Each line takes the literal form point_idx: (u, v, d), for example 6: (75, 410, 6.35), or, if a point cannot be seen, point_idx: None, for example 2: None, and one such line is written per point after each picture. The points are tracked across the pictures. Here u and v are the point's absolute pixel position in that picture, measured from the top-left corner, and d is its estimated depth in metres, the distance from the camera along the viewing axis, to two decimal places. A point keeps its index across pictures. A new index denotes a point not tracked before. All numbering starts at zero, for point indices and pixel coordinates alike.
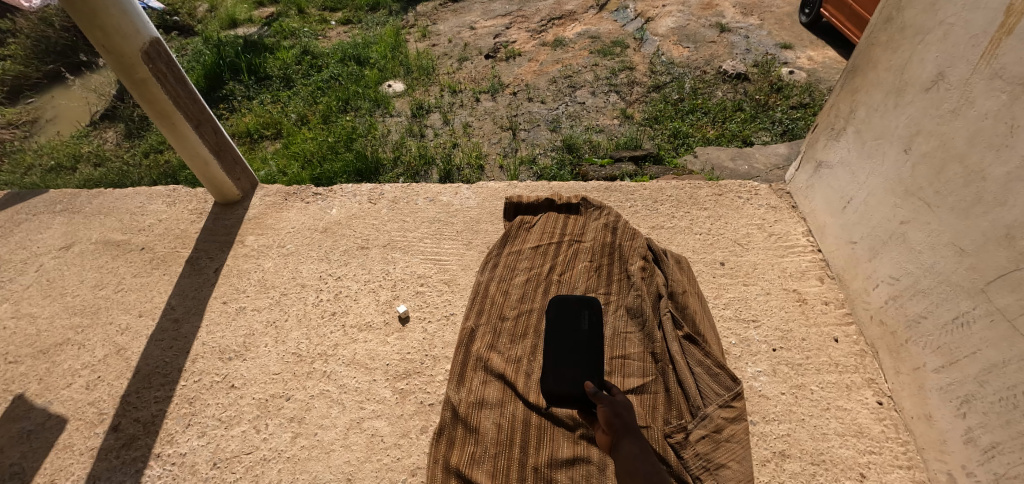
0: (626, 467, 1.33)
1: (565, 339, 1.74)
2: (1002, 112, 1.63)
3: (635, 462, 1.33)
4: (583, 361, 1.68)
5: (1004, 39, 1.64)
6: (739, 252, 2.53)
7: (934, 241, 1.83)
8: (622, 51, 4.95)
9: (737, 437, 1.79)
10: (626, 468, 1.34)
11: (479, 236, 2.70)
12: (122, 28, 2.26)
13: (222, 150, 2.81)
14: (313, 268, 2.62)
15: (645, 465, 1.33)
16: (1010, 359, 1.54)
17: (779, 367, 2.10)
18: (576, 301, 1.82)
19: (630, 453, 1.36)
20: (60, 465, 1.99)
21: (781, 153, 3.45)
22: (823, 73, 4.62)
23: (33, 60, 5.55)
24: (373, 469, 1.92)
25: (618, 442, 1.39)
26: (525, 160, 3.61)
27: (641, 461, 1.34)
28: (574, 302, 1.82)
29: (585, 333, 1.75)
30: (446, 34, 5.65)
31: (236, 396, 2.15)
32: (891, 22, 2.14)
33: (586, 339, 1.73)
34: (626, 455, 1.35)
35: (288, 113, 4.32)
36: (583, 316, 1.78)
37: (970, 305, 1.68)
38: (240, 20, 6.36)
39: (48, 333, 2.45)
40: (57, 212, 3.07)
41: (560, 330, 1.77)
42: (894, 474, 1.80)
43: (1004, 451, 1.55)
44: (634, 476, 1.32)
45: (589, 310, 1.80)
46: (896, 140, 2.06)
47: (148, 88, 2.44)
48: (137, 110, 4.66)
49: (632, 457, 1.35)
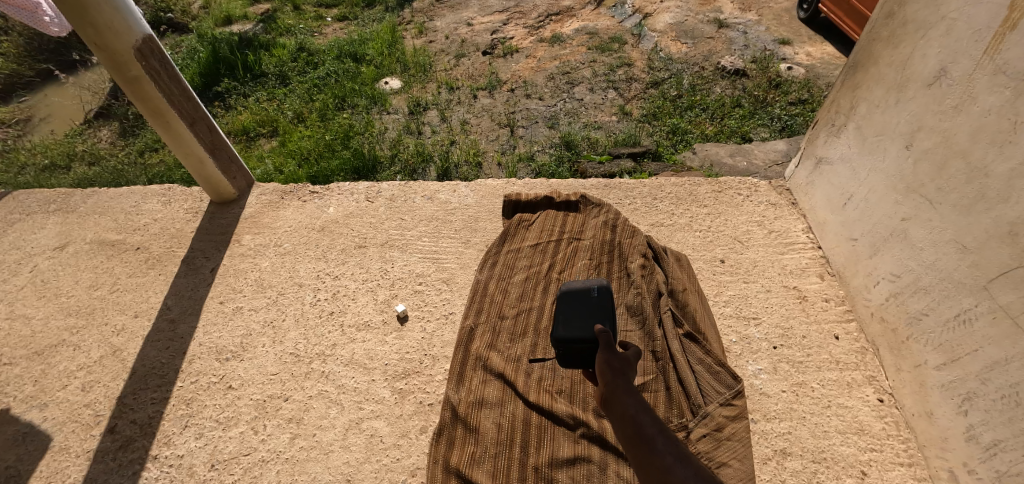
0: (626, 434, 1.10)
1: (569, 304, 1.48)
2: (1006, 107, 1.62)
3: (631, 424, 1.09)
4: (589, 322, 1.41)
5: (1007, 34, 1.63)
6: (739, 249, 2.52)
7: (936, 238, 1.83)
8: (620, 47, 4.93)
9: (738, 436, 1.78)
10: (625, 431, 1.10)
11: (478, 234, 2.69)
12: (114, 25, 2.23)
13: (218, 149, 2.78)
14: (311, 268, 2.60)
15: (645, 425, 1.08)
16: (1013, 356, 1.53)
17: (780, 365, 2.09)
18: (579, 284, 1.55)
19: (623, 414, 1.11)
20: (57, 468, 1.96)
21: (780, 149, 3.44)
22: (821, 69, 4.60)
23: (25, 58, 5.47)
24: (372, 470, 1.91)
25: (609, 399, 1.15)
26: (524, 157, 3.58)
27: (642, 421, 1.09)
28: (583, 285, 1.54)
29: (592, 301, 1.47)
30: (443, 31, 5.61)
31: (234, 397, 2.14)
32: (891, 18, 2.13)
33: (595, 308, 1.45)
34: (622, 416, 1.11)
35: (284, 110, 4.28)
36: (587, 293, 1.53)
37: (972, 302, 1.68)
38: (235, 17, 6.30)
39: (43, 334, 2.43)
40: (50, 212, 3.04)
41: (570, 300, 1.49)
42: (895, 471, 1.80)
43: (1006, 449, 1.54)
44: (637, 443, 1.07)
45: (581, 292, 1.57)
46: (897, 136, 2.05)
47: (141, 86, 2.41)
48: (133, 108, 4.64)
49: (629, 416, 1.10)
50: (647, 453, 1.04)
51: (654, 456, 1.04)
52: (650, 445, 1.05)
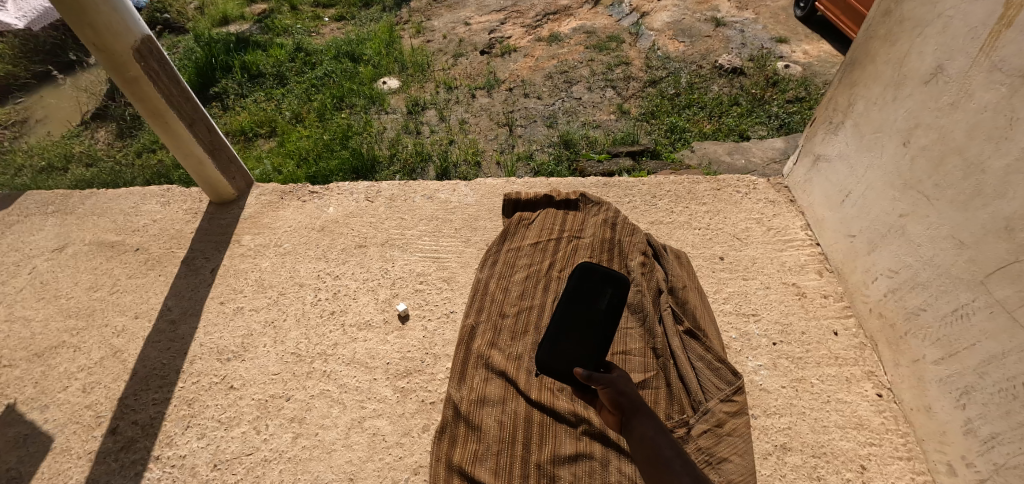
0: (645, 453, 1.26)
1: (570, 313, 1.44)
2: (1002, 105, 1.63)
3: (652, 447, 1.26)
4: (583, 346, 1.40)
5: (1004, 32, 1.64)
6: (738, 246, 2.53)
7: (933, 234, 1.84)
8: (618, 46, 4.95)
9: (738, 432, 1.79)
10: (645, 452, 1.26)
11: (478, 233, 2.70)
12: (113, 26, 2.23)
13: (217, 149, 2.78)
14: (311, 267, 2.60)
15: (664, 448, 1.26)
16: (1009, 350, 1.55)
17: (780, 360, 2.10)
18: (600, 276, 1.45)
19: (644, 436, 1.28)
20: (58, 469, 1.97)
21: (778, 147, 3.47)
22: (818, 67, 4.62)
23: (21, 59, 5.44)
24: (375, 469, 1.91)
25: (628, 422, 1.31)
26: (523, 156, 3.60)
27: (661, 444, 1.27)
28: (599, 273, 1.45)
29: (601, 313, 1.42)
30: (441, 30, 5.61)
31: (236, 397, 2.14)
32: (888, 15, 2.14)
33: (601, 324, 1.41)
34: (644, 438, 1.28)
35: (282, 110, 4.28)
36: (603, 296, 1.43)
37: (970, 297, 1.69)
38: (232, 17, 6.30)
39: (43, 336, 2.42)
40: (49, 213, 3.04)
41: (574, 306, 1.45)
42: (894, 465, 1.82)
43: (1004, 441, 1.56)
44: (658, 463, 1.24)
45: (611, 288, 1.43)
46: (894, 133, 2.07)
47: (140, 86, 2.41)
48: (130, 109, 4.62)
49: (651, 438, 1.27)
50: (668, 473, 1.22)
51: (673, 476, 1.21)
52: (670, 465, 1.23)
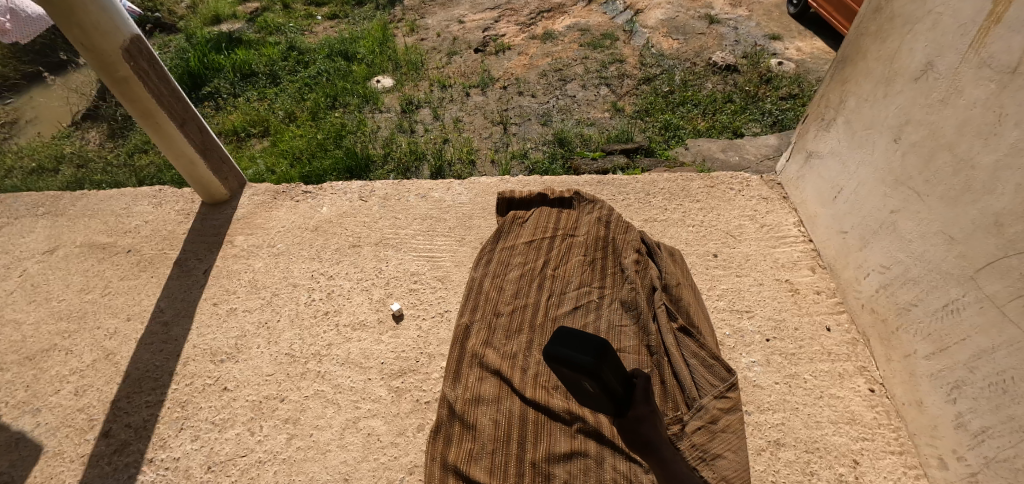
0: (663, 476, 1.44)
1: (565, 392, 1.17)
2: (991, 100, 1.64)
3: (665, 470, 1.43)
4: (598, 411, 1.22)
5: (993, 28, 1.65)
6: (731, 243, 2.54)
7: (924, 230, 1.85)
8: (611, 44, 4.94)
9: (733, 428, 1.81)
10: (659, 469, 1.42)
11: (472, 232, 2.69)
12: (102, 25, 2.21)
13: (208, 149, 2.76)
14: (305, 268, 2.59)
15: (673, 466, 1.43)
16: (998, 345, 1.56)
17: (773, 357, 2.11)
18: (565, 370, 1.07)
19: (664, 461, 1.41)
20: (51, 473, 1.95)
21: (771, 144, 3.49)
22: (812, 63, 4.64)
23: (11, 59, 5.39)
24: (370, 469, 1.91)
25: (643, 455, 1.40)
26: (517, 154, 3.59)
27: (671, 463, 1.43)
28: (564, 368, 1.06)
29: (593, 393, 1.13)
30: (435, 28, 5.60)
31: (229, 398, 2.13)
32: (879, 12, 2.15)
33: (597, 400, 1.15)
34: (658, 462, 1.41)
35: (275, 110, 4.25)
36: (584, 382, 1.09)
37: (960, 292, 1.70)
38: (224, 16, 6.26)
39: (34, 339, 2.40)
40: (39, 215, 3.01)
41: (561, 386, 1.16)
42: (886, 460, 1.83)
43: (994, 435, 1.57)
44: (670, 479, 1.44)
45: (587, 379, 1.06)
46: (886, 131, 2.08)
47: (130, 87, 2.39)
48: (121, 109, 4.58)
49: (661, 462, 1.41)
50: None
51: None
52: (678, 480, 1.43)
